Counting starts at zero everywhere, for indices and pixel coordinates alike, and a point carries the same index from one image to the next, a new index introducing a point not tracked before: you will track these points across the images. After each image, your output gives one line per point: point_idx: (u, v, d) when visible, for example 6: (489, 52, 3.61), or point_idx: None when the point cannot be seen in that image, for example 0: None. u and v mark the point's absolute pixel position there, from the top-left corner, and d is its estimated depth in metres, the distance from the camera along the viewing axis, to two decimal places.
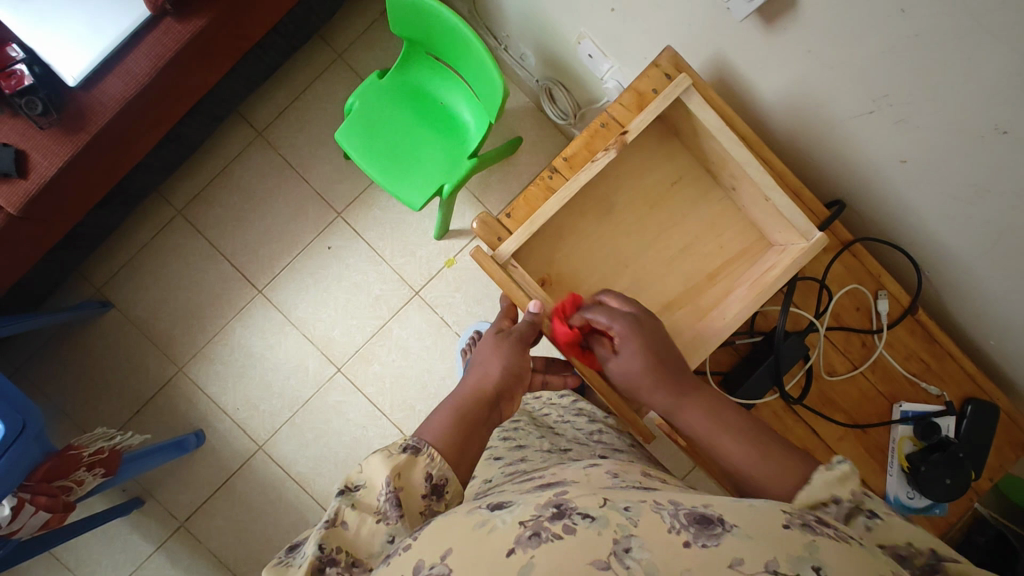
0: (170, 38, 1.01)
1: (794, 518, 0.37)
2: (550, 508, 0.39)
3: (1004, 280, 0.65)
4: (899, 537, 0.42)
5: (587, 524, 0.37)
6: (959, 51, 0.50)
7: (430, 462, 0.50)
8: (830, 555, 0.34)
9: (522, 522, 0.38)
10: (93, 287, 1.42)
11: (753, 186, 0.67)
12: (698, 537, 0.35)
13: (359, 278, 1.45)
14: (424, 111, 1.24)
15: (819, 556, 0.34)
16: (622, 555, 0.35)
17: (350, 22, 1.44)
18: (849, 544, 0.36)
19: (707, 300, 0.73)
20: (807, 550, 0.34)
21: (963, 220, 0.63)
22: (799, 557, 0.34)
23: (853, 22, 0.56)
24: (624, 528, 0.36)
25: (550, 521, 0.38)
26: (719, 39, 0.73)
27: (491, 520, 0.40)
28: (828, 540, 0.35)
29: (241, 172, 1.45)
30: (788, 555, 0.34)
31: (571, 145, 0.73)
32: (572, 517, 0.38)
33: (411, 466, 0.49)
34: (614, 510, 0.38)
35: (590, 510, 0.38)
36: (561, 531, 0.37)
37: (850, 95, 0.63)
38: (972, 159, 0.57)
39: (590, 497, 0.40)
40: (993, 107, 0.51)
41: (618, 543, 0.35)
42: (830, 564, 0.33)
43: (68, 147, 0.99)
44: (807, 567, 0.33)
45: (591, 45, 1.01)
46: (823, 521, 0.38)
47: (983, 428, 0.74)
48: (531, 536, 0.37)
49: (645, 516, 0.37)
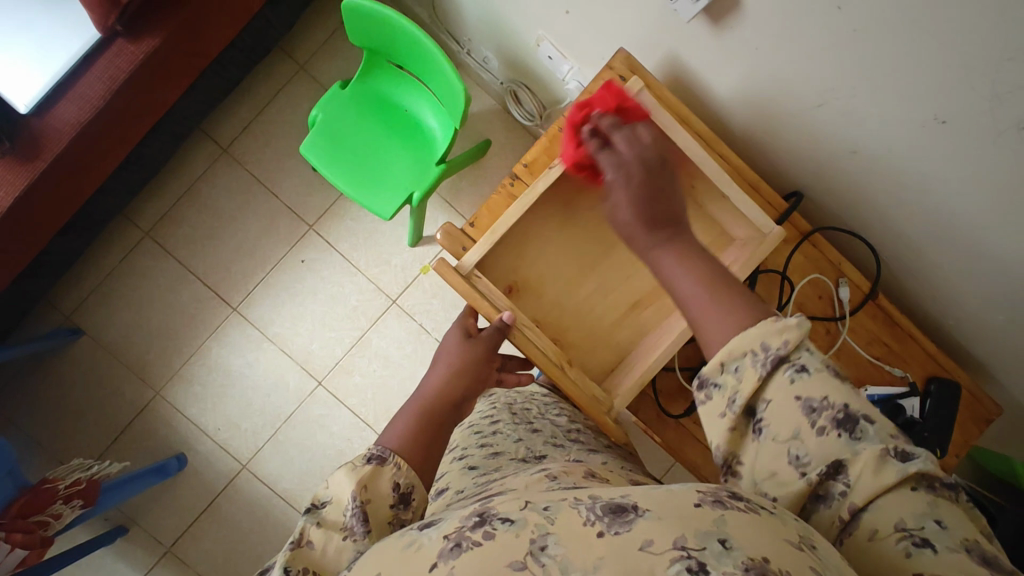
0: (123, 59, 0.99)
1: (707, 496, 0.37)
2: (473, 518, 0.39)
3: (957, 261, 0.67)
4: (817, 393, 0.40)
5: (506, 528, 0.37)
6: (897, 46, 0.51)
7: (396, 471, 0.50)
8: (738, 526, 0.35)
9: (446, 535, 0.39)
10: (62, 315, 1.39)
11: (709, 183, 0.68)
12: (611, 527, 0.36)
13: (335, 290, 1.44)
14: (388, 119, 1.23)
15: (727, 529, 0.35)
16: (538, 554, 0.35)
17: (310, 32, 1.43)
18: (756, 514, 0.37)
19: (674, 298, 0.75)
20: (713, 523, 0.35)
21: (911, 205, 0.65)
22: (707, 532, 0.34)
23: (793, 19, 0.57)
24: (541, 527, 0.37)
25: (472, 530, 0.38)
26: (672, 39, 0.74)
27: (418, 539, 0.40)
28: (736, 513, 0.36)
29: (208, 190, 1.43)
30: (696, 531, 0.35)
31: (531, 151, 0.73)
32: (493, 523, 0.38)
33: (376, 477, 0.49)
34: (534, 511, 0.39)
35: (511, 515, 0.39)
36: (480, 538, 0.37)
37: (798, 90, 0.64)
38: (916, 148, 0.58)
39: (512, 503, 0.41)
40: (930, 98, 0.53)
41: (535, 543, 0.36)
42: (735, 535, 0.34)
43: (25, 176, 0.97)
44: (713, 540, 0.34)
45: (550, 47, 1.01)
46: (736, 494, 0.39)
47: (951, 407, 0.75)
48: (453, 548, 0.37)
49: (563, 513, 0.38)
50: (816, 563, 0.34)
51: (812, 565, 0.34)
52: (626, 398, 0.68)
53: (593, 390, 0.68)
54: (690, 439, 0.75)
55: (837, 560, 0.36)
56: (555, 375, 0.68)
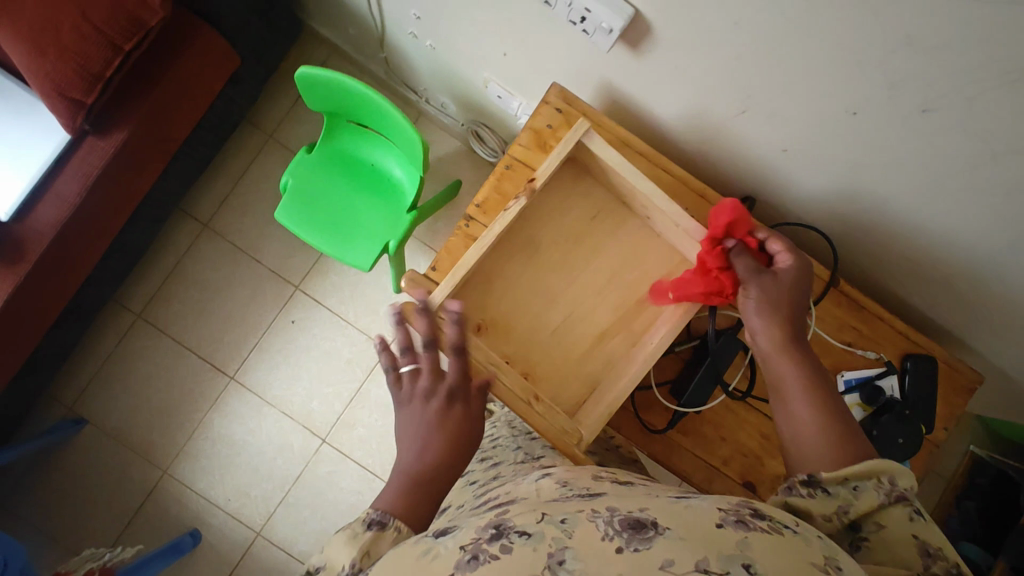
0: (94, 156, 1.04)
1: (728, 517, 0.42)
2: (489, 531, 0.44)
3: (905, 237, 0.69)
4: (932, 535, 0.45)
5: (523, 541, 0.41)
6: (794, 51, 0.53)
7: (397, 535, 0.52)
8: (760, 553, 0.39)
9: (462, 546, 0.42)
10: (64, 407, 1.41)
11: (664, 217, 0.71)
12: (630, 542, 0.40)
13: (327, 345, 1.46)
14: (358, 174, 1.27)
15: (750, 555, 0.38)
16: (556, 567, 0.39)
17: (274, 103, 1.49)
18: (775, 533, 0.41)
19: (640, 326, 0.76)
20: (737, 547, 0.39)
21: (847, 191, 0.67)
22: (730, 556, 0.38)
23: (696, 39, 0.60)
24: (559, 541, 0.41)
25: (488, 543, 0.42)
26: (600, 68, 0.77)
27: (435, 546, 0.44)
28: (758, 535, 0.40)
29: (194, 265, 1.46)
30: (718, 555, 0.38)
31: (482, 192, 0.76)
32: (509, 536, 0.42)
33: (377, 543, 0.50)
34: (552, 524, 0.43)
35: (528, 528, 0.43)
36: (498, 551, 0.41)
37: (723, 100, 0.66)
38: (839, 139, 0.60)
39: (529, 515, 0.45)
40: (838, 94, 0.55)
41: (553, 557, 0.39)
42: (760, 561, 0.38)
43: (11, 279, 1.00)
44: (737, 564, 0.38)
45: (497, 87, 1.05)
46: (757, 513, 0.43)
47: (927, 382, 0.76)
48: (469, 560, 0.41)
49: (582, 527, 0.42)
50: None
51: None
52: (595, 428, 0.68)
53: (561, 421, 0.68)
54: (678, 448, 0.75)
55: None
56: (528, 414, 0.69)
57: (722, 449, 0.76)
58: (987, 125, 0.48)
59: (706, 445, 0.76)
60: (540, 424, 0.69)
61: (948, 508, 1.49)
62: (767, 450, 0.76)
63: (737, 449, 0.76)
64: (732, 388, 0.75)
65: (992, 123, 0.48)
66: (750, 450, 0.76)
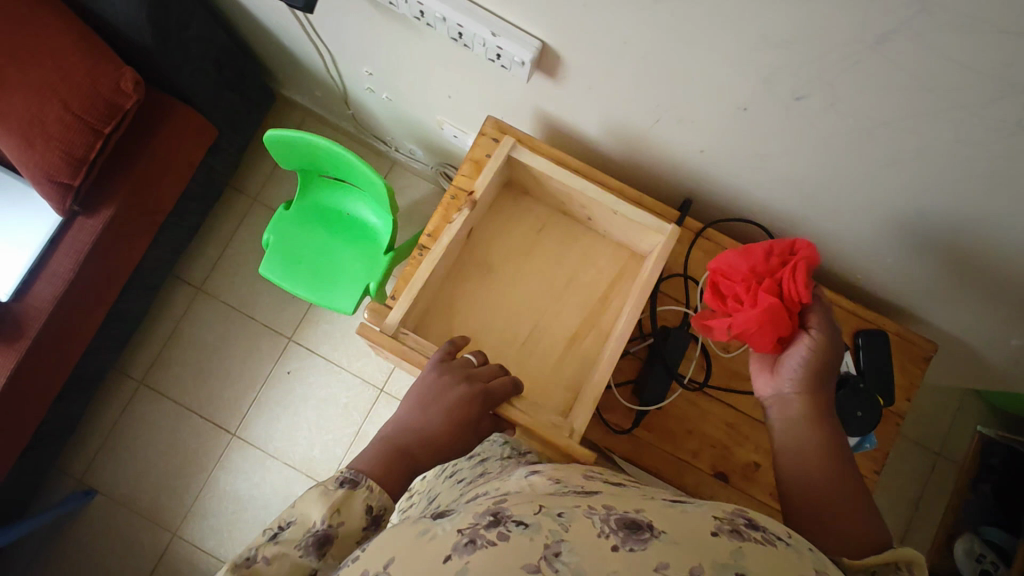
0: (85, 233, 1.11)
1: (724, 526, 0.44)
2: (487, 517, 0.44)
3: (830, 217, 0.72)
4: None
5: (520, 530, 0.42)
6: (679, 62, 0.58)
7: (370, 494, 0.52)
8: (753, 562, 0.40)
9: (460, 531, 0.43)
10: (74, 479, 1.45)
11: (601, 208, 0.76)
12: (626, 541, 0.41)
13: (323, 392, 1.50)
14: (335, 224, 1.34)
15: (743, 564, 0.40)
16: (552, 559, 0.39)
17: (255, 168, 1.58)
18: (768, 545, 0.42)
19: (606, 321, 0.80)
20: (731, 557, 0.40)
21: (766, 182, 0.72)
22: (725, 565, 0.40)
23: (598, 59, 0.65)
24: (555, 533, 0.42)
25: (486, 529, 0.43)
26: (529, 98, 0.83)
27: (432, 528, 0.45)
28: (752, 544, 0.42)
29: (191, 328, 1.53)
30: (714, 562, 0.39)
31: (431, 222, 0.81)
32: (507, 525, 0.43)
33: (351, 501, 0.51)
34: (549, 517, 0.44)
35: (524, 518, 0.43)
36: (495, 537, 0.41)
37: (638, 113, 0.71)
38: (738, 134, 0.65)
39: (526, 506, 0.46)
40: (726, 95, 0.59)
41: (549, 549, 0.40)
42: (751, 567, 0.39)
43: (12, 356, 1.07)
44: (731, 573, 0.39)
45: (452, 127, 1.12)
46: (753, 522, 0.45)
47: (880, 356, 0.78)
48: (467, 543, 0.42)
49: (578, 521, 0.43)
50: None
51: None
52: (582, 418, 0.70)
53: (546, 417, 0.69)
54: (646, 445, 0.77)
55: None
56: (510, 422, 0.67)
57: (690, 443, 0.77)
58: (852, 106, 0.52)
59: (673, 440, 0.77)
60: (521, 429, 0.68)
61: (963, 494, 1.45)
62: (734, 439, 0.77)
63: (705, 441, 0.77)
64: (689, 380, 0.78)
65: (857, 105, 0.52)
66: (719, 441, 0.77)
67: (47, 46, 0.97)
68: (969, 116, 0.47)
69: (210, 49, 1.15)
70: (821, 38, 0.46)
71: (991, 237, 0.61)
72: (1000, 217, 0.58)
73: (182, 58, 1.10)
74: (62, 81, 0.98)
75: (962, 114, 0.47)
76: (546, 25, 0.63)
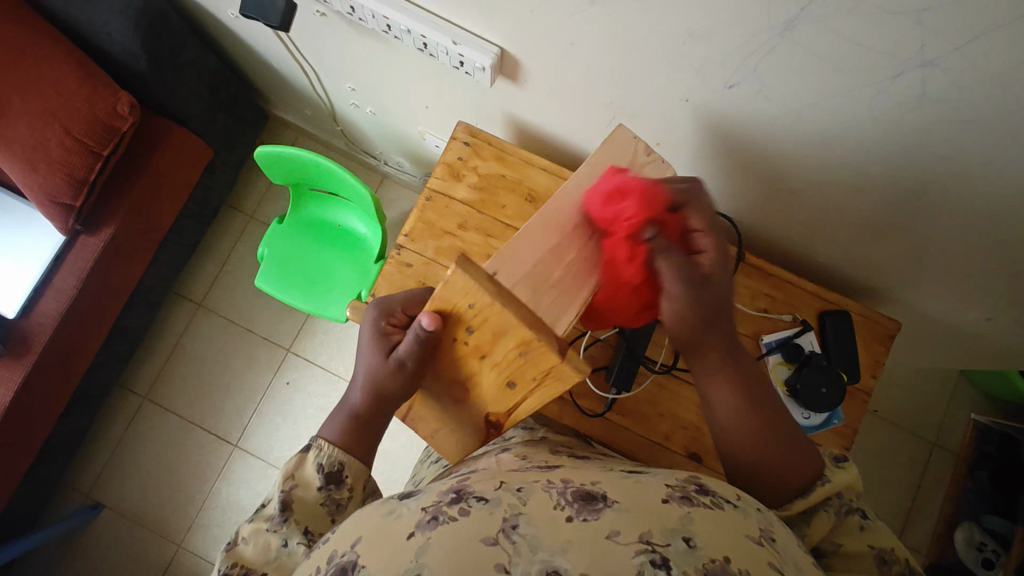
0: (88, 251, 1.17)
1: (675, 493, 0.45)
2: (450, 495, 0.46)
3: (783, 203, 0.76)
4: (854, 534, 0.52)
5: (480, 505, 0.43)
6: (624, 60, 0.62)
7: (317, 452, 0.55)
8: (700, 527, 0.41)
9: (424, 508, 0.44)
10: (81, 493, 1.48)
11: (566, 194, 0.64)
12: (580, 512, 0.42)
13: (322, 402, 1.53)
14: (327, 235, 1.38)
15: (690, 529, 0.41)
16: (509, 531, 0.40)
17: (251, 188, 1.64)
18: (719, 509, 0.43)
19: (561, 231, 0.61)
20: (679, 522, 0.41)
21: (718, 172, 0.75)
22: (672, 531, 0.40)
23: (551, 62, 0.69)
24: (514, 507, 0.43)
25: (448, 507, 0.44)
26: (497, 103, 0.87)
27: (399, 508, 0.45)
28: (701, 509, 0.43)
29: (192, 343, 1.57)
30: (662, 528, 0.41)
31: (408, 223, 0.85)
32: (468, 501, 0.44)
33: (300, 465, 0.54)
34: (508, 493, 0.45)
35: (485, 494, 0.45)
36: (457, 512, 0.43)
37: (595, 111, 0.76)
38: (686, 125, 0.68)
39: (487, 483, 0.47)
40: (671, 88, 0.63)
41: (507, 522, 0.41)
42: (698, 532, 0.40)
43: (20, 370, 1.11)
44: (677, 537, 0.40)
45: (434, 138, 1.17)
46: (703, 488, 0.46)
47: (844, 334, 0.81)
48: (430, 520, 0.42)
49: (535, 496, 0.45)
50: (775, 559, 0.41)
51: (771, 562, 0.41)
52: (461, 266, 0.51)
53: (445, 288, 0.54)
54: (619, 429, 0.80)
55: (791, 552, 0.43)
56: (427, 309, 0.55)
57: (662, 425, 0.80)
58: (778, 92, 0.56)
59: (645, 422, 0.80)
60: (453, 320, 0.53)
61: (960, 482, 1.40)
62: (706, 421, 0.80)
63: (677, 423, 0.80)
64: (659, 364, 0.81)
65: (784, 90, 0.55)
66: (690, 423, 0.80)
67: (49, 75, 1.03)
68: (879, 93, 0.51)
69: (203, 74, 1.21)
70: (736, 29, 0.51)
71: (929, 212, 0.64)
72: (932, 191, 0.61)
73: (176, 83, 1.16)
74: (63, 108, 1.04)
75: (874, 92, 0.51)
76: (502, 32, 0.68)
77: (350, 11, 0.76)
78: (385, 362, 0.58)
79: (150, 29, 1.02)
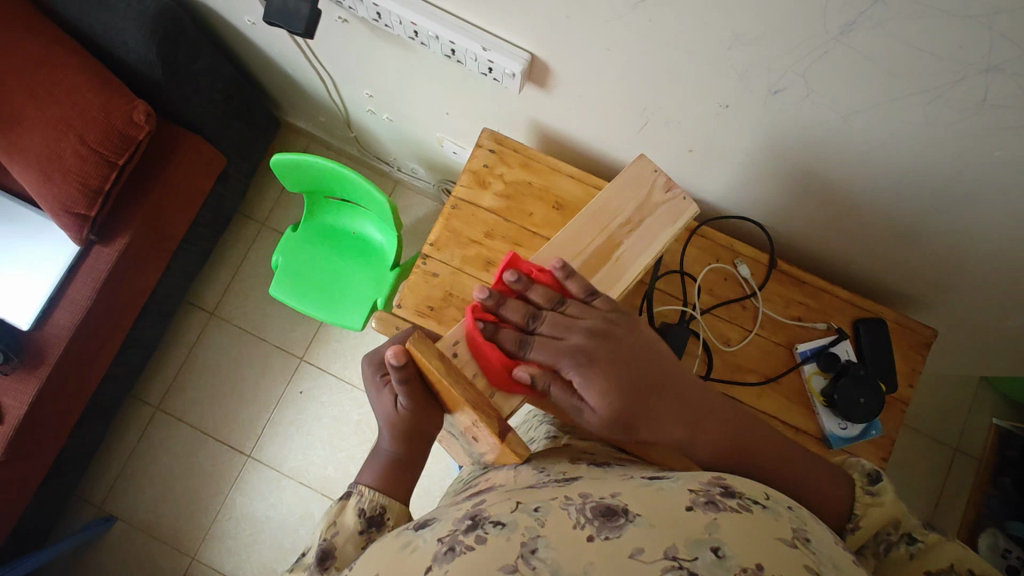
0: (103, 260, 1.16)
1: (699, 498, 0.42)
2: (466, 522, 0.43)
3: (820, 212, 0.74)
4: (908, 559, 0.49)
5: (497, 532, 0.41)
6: (663, 64, 0.61)
7: (359, 498, 0.54)
8: (728, 535, 0.38)
9: (439, 538, 0.42)
10: (94, 506, 1.47)
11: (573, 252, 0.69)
12: (601, 530, 0.39)
13: (335, 411, 1.51)
14: (342, 243, 1.37)
15: (720, 539, 0.37)
16: (528, 557, 0.38)
17: (263, 195, 1.62)
18: (747, 513, 0.40)
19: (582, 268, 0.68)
20: (707, 531, 0.38)
21: (754, 178, 0.73)
22: (699, 542, 0.37)
23: (583, 67, 0.68)
24: (531, 530, 0.40)
25: (464, 535, 0.42)
26: (523, 109, 0.85)
27: (413, 541, 0.44)
28: (728, 514, 0.40)
29: (204, 352, 1.56)
30: (688, 541, 0.38)
31: (433, 232, 0.84)
32: (485, 527, 0.42)
33: (342, 511, 0.53)
34: (525, 513, 0.43)
35: (502, 519, 0.42)
36: (472, 542, 0.40)
37: (627, 116, 0.74)
38: (724, 129, 0.66)
39: (503, 506, 0.45)
40: (709, 92, 0.61)
41: (526, 547, 0.39)
42: (728, 542, 0.37)
43: (34, 383, 1.10)
44: (705, 547, 0.37)
45: (451, 144, 1.16)
46: (728, 490, 0.43)
47: (881, 343, 0.79)
48: (446, 552, 0.40)
49: (553, 515, 0.42)
50: (810, 560, 0.38)
51: (807, 564, 0.37)
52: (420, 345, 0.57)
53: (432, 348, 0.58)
54: None
55: (829, 552, 0.40)
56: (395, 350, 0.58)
57: None
58: (826, 97, 0.54)
59: None
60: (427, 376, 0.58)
61: (984, 488, 1.38)
62: None
63: None
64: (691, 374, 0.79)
65: (831, 95, 0.54)
66: None
67: (64, 83, 1.02)
68: (936, 98, 0.49)
69: (217, 81, 1.20)
70: (787, 34, 0.49)
71: (972, 219, 0.63)
72: (983, 199, 0.59)
73: (192, 90, 1.14)
74: (78, 116, 1.03)
75: (930, 97, 0.49)
76: (533, 35, 0.66)
77: (375, 17, 0.75)
78: (396, 407, 0.60)
79: (166, 36, 1.01)
